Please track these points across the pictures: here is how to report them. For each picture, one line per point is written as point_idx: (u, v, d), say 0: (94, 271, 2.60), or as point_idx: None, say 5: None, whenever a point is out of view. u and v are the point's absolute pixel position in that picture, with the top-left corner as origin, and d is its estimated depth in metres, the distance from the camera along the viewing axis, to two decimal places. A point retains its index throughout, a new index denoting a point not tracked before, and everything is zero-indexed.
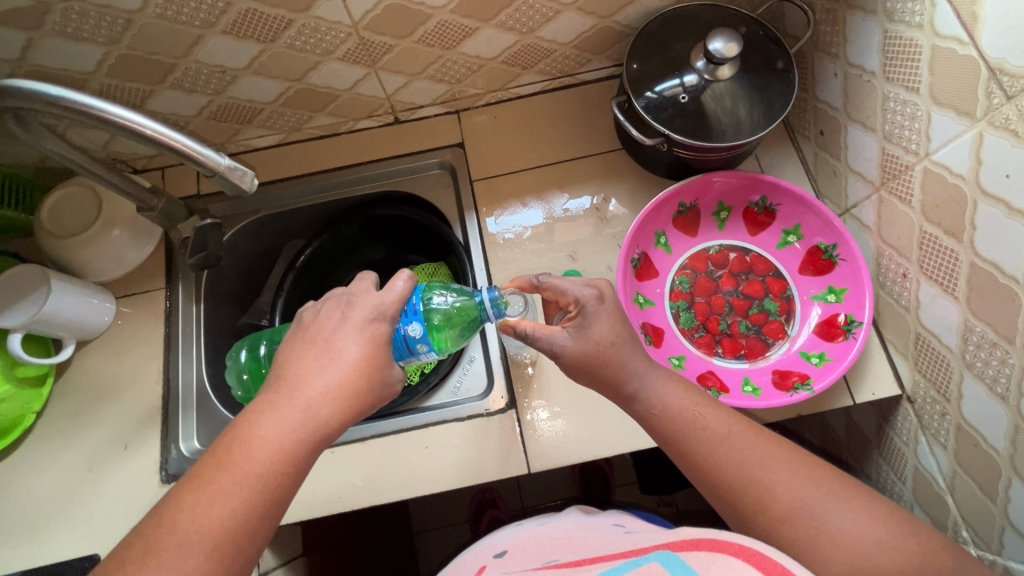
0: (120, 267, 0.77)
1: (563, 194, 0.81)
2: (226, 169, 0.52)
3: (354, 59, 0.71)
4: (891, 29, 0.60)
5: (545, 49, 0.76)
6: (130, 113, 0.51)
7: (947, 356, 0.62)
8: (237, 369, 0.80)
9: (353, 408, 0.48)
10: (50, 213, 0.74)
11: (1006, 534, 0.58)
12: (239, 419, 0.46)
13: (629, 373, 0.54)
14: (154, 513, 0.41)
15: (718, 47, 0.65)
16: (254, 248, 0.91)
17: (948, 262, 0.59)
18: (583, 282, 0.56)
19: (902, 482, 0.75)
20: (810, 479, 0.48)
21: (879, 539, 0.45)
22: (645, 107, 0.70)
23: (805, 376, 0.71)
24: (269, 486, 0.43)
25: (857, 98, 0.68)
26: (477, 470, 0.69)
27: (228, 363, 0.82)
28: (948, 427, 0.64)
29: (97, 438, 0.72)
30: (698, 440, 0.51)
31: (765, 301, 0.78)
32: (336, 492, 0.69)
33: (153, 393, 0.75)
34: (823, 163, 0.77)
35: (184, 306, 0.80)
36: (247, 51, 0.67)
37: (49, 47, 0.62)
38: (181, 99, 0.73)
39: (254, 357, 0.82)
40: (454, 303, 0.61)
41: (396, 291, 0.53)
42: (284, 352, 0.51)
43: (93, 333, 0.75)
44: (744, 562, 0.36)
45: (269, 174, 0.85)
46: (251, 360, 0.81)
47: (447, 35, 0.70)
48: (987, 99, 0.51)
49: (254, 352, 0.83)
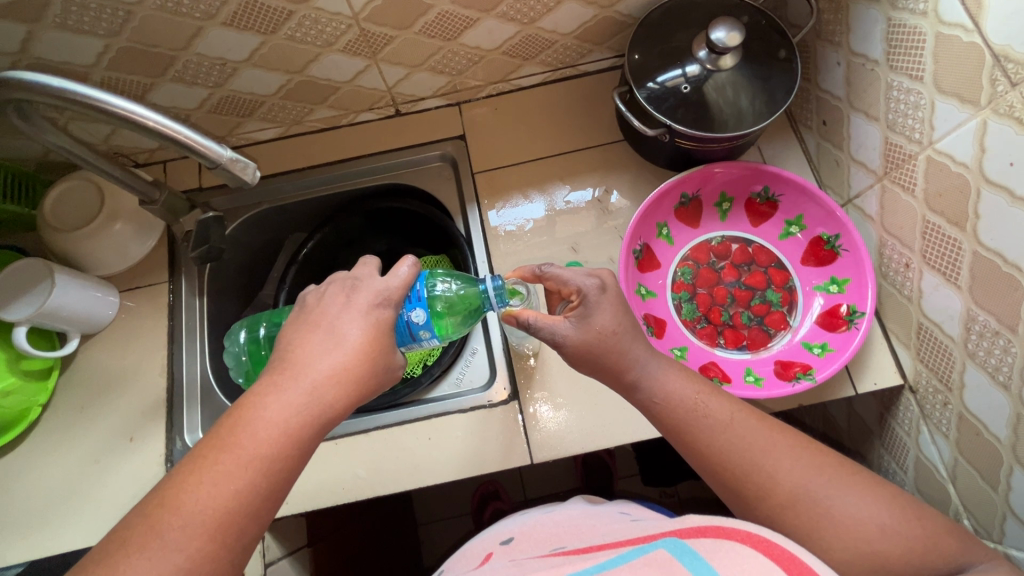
0: (123, 260, 0.77)
1: (565, 186, 0.81)
2: (228, 161, 0.52)
3: (355, 51, 0.71)
4: (894, 17, 0.60)
5: (546, 40, 0.76)
6: (132, 105, 0.51)
7: (948, 345, 0.62)
8: (237, 351, 0.81)
9: (357, 393, 0.48)
10: (52, 207, 0.75)
11: (1007, 522, 0.58)
12: (243, 400, 0.46)
13: (630, 362, 0.54)
14: (158, 495, 0.42)
15: (720, 36, 0.64)
16: (256, 241, 0.91)
17: (951, 250, 0.59)
18: (585, 272, 0.57)
19: (903, 471, 0.75)
20: (812, 465, 0.48)
21: (883, 524, 0.45)
22: (647, 97, 0.70)
23: (807, 367, 0.71)
24: (274, 467, 0.44)
25: (860, 87, 0.67)
26: (479, 460, 0.69)
27: (225, 345, 0.82)
28: (950, 416, 0.64)
29: (104, 429, 0.72)
30: (700, 428, 0.51)
31: (767, 292, 0.78)
32: (340, 482, 0.69)
33: (157, 385, 0.75)
34: (826, 153, 0.77)
35: (187, 300, 0.80)
36: (248, 43, 0.67)
37: (50, 39, 0.62)
38: (182, 91, 0.73)
39: (253, 338, 0.81)
40: (457, 290, 0.62)
41: (400, 277, 0.53)
42: (287, 335, 0.51)
43: (97, 326, 0.75)
44: (751, 549, 0.36)
45: (270, 167, 0.85)
46: (252, 342, 0.81)
47: (447, 26, 0.69)
48: (991, 86, 0.51)
49: (253, 332, 0.82)
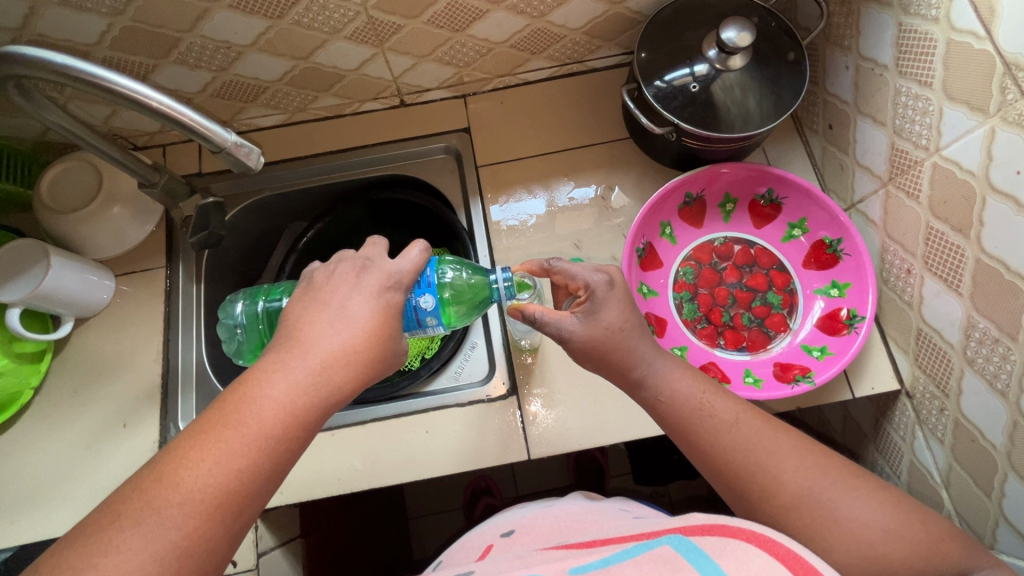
0: (122, 243, 0.76)
1: (569, 182, 0.81)
2: (233, 145, 0.51)
3: (363, 39, 0.70)
4: (906, 22, 0.60)
5: (555, 34, 0.76)
6: (137, 85, 0.50)
7: (948, 351, 0.62)
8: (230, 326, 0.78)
9: (365, 375, 0.48)
10: (49, 188, 0.73)
11: (999, 528, 0.59)
12: (249, 376, 0.45)
13: (636, 359, 0.54)
14: (153, 471, 0.41)
15: (731, 36, 0.64)
16: (255, 228, 0.90)
17: (953, 258, 0.59)
18: (594, 268, 0.57)
19: (896, 475, 0.76)
20: (817, 467, 0.48)
21: (886, 528, 0.45)
22: (656, 96, 0.70)
23: (807, 369, 0.72)
24: (278, 447, 0.43)
25: (868, 91, 0.67)
26: (476, 455, 0.69)
27: (221, 316, 0.81)
28: (946, 422, 0.64)
29: (98, 412, 0.72)
30: (704, 427, 0.51)
31: (768, 294, 0.78)
32: (336, 473, 0.69)
33: (153, 371, 0.74)
34: (831, 157, 0.77)
35: (184, 286, 0.79)
36: (254, 27, 0.66)
37: (51, 16, 0.60)
38: (184, 74, 0.71)
39: (251, 311, 0.78)
40: (466, 279, 0.63)
41: (411, 260, 0.54)
42: (294, 311, 0.50)
43: (91, 309, 0.74)
44: (757, 549, 0.36)
45: (272, 154, 0.84)
46: (250, 315, 0.78)
47: (457, 16, 0.69)
48: (1001, 94, 0.51)
49: (252, 304, 0.78)
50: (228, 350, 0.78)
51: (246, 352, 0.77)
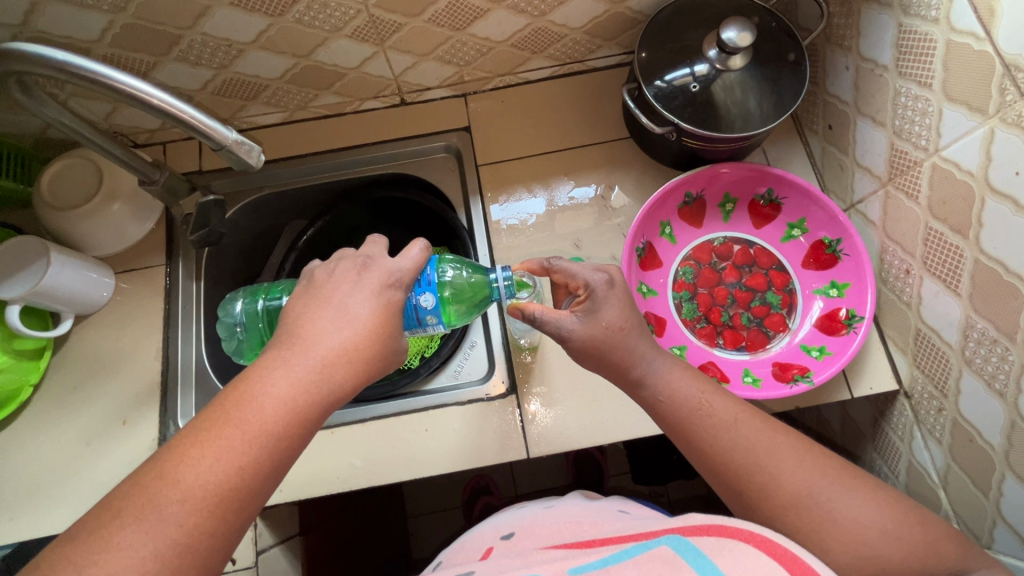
0: (121, 240, 0.76)
1: (569, 182, 0.81)
2: (234, 143, 0.51)
3: (364, 37, 0.70)
4: (906, 23, 0.60)
5: (556, 34, 0.76)
6: (138, 82, 0.50)
7: (946, 351, 0.62)
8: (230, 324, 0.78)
9: (365, 373, 0.48)
10: (49, 185, 0.73)
11: (996, 528, 0.59)
12: (249, 373, 0.45)
13: (636, 358, 0.54)
14: (153, 468, 0.41)
15: (731, 36, 0.64)
16: (255, 226, 0.90)
17: (952, 258, 0.60)
18: (594, 267, 0.57)
19: (895, 476, 0.76)
20: (815, 467, 0.48)
21: (884, 528, 0.46)
22: (657, 95, 0.70)
23: (805, 368, 0.72)
24: (279, 444, 0.43)
25: (868, 91, 0.67)
26: (475, 453, 0.69)
27: (221, 314, 0.81)
28: (944, 422, 0.65)
29: (98, 409, 0.72)
30: (703, 427, 0.51)
31: (767, 294, 0.78)
32: (335, 471, 0.69)
33: (152, 368, 0.74)
34: (830, 157, 0.77)
35: (184, 283, 0.79)
36: (255, 25, 0.66)
37: (53, 12, 0.60)
38: (185, 72, 0.72)
39: (251, 308, 0.78)
40: (467, 278, 0.63)
41: (411, 259, 0.54)
42: (295, 309, 0.50)
43: (91, 307, 0.74)
44: (755, 549, 0.36)
45: (272, 152, 0.84)
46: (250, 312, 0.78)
47: (458, 15, 0.69)
48: (1001, 95, 0.51)
49: (252, 301, 0.79)
50: (228, 348, 0.78)
51: (245, 350, 0.77)
